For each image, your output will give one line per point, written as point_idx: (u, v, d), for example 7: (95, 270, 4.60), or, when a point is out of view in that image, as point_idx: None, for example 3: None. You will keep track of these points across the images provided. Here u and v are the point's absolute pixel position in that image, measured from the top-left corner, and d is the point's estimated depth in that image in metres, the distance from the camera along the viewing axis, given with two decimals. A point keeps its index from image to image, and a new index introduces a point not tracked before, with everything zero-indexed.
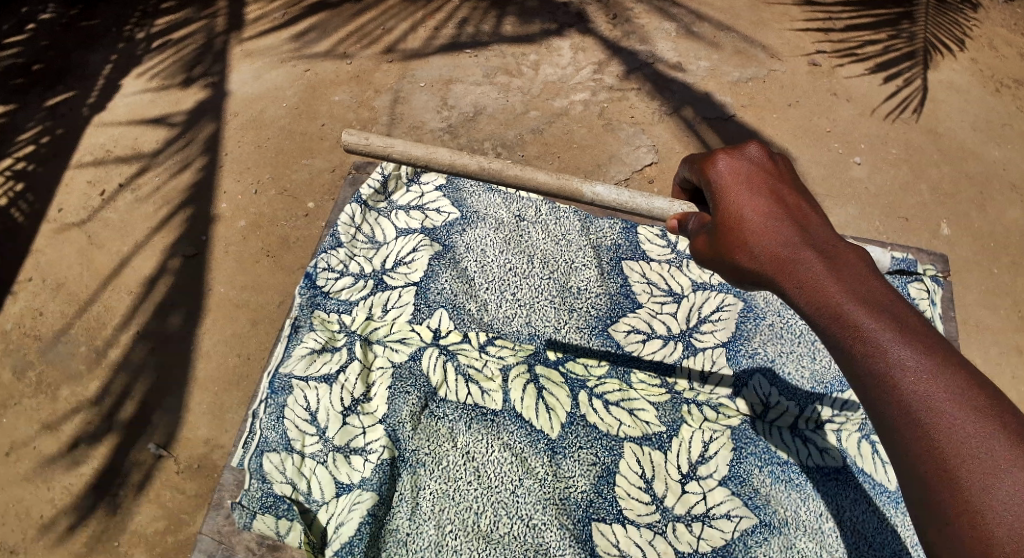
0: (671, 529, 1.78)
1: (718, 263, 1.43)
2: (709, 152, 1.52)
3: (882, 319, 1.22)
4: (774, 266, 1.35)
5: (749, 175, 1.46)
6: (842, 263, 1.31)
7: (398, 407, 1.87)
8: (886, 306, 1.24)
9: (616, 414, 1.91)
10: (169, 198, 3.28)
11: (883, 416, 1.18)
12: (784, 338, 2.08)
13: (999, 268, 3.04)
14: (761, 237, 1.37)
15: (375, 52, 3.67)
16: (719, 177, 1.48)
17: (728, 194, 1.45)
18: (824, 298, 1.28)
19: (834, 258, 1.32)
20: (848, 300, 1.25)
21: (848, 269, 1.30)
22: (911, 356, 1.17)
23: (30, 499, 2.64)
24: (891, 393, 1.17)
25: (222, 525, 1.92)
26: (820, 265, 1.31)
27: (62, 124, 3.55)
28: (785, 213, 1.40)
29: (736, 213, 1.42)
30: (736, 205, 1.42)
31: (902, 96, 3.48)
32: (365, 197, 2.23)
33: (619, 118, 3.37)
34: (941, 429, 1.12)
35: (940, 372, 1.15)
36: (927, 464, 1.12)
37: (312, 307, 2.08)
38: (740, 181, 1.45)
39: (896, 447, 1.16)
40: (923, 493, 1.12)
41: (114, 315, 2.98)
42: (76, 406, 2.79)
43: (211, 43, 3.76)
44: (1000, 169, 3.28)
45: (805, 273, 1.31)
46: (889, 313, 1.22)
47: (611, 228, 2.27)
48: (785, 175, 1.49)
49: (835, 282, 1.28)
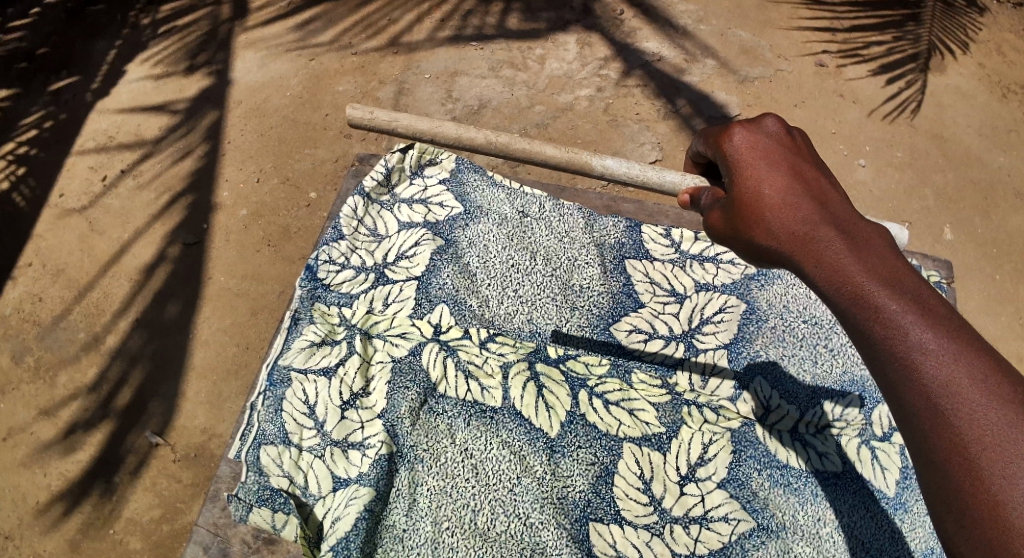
0: (668, 531, 1.78)
1: (732, 239, 1.43)
2: (725, 126, 1.51)
3: (906, 302, 1.20)
4: (793, 244, 1.34)
5: (766, 150, 1.45)
6: (863, 242, 1.30)
7: (397, 402, 1.86)
8: (909, 289, 1.23)
9: (616, 414, 1.89)
10: (171, 185, 3.26)
11: (903, 402, 1.16)
12: (787, 341, 2.06)
13: (1001, 275, 3.03)
14: (779, 213, 1.36)
15: (379, 43, 3.65)
16: (736, 151, 1.46)
17: (745, 169, 1.44)
18: (844, 280, 1.27)
19: (855, 238, 1.31)
20: (869, 281, 1.24)
21: (869, 249, 1.29)
22: (932, 339, 1.16)
23: (26, 485, 2.63)
24: (912, 378, 1.15)
25: (218, 517, 1.91)
26: (839, 244, 1.30)
27: (65, 109, 3.53)
28: (803, 190, 1.39)
29: (753, 189, 1.41)
30: (754, 181, 1.41)
31: (902, 98, 3.46)
32: (368, 190, 2.22)
33: (624, 115, 3.35)
34: (962, 414, 1.11)
35: (964, 357, 1.14)
36: (947, 449, 1.11)
37: (312, 299, 2.07)
38: (758, 156, 1.44)
39: (915, 431, 1.14)
40: (939, 479, 1.11)
41: (113, 302, 2.97)
42: (74, 393, 2.78)
43: (215, 31, 3.74)
44: (1005, 175, 3.26)
45: (824, 252, 1.30)
46: (911, 296, 1.21)
47: (615, 226, 2.25)
48: (803, 152, 1.48)
49: (855, 263, 1.27)
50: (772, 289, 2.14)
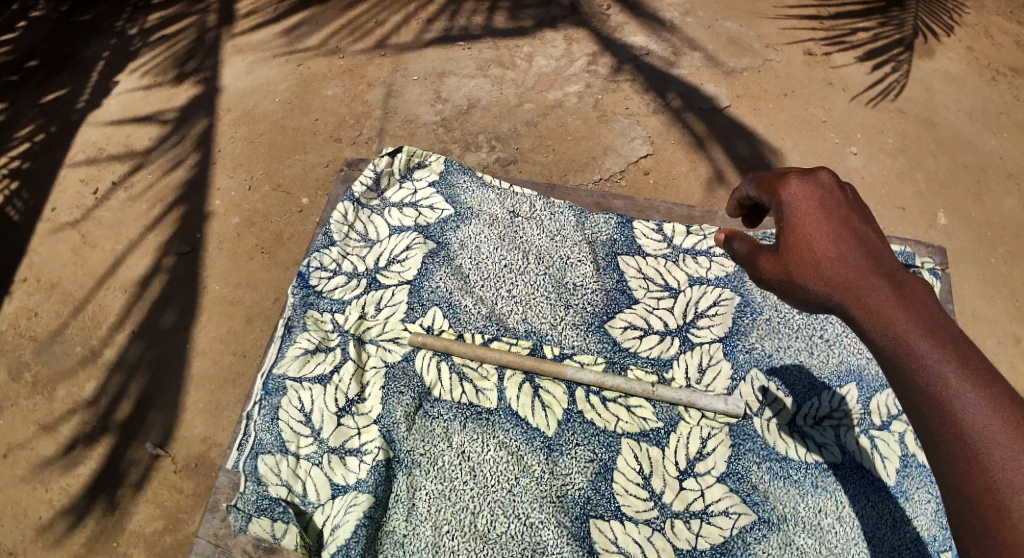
0: (670, 526, 1.79)
1: (780, 286, 1.42)
2: (780, 172, 1.50)
3: (961, 368, 1.21)
4: (845, 296, 1.34)
5: (823, 202, 1.44)
6: (914, 297, 1.30)
7: (393, 407, 1.90)
8: (960, 347, 1.23)
9: (614, 410, 1.92)
10: (163, 195, 3.24)
11: (945, 458, 1.18)
12: (781, 333, 2.02)
13: (996, 257, 3.02)
14: (831, 264, 1.37)
15: (367, 45, 3.64)
16: (792, 198, 1.45)
17: (800, 218, 1.43)
18: (894, 333, 1.27)
19: (905, 294, 1.31)
20: (920, 337, 1.25)
21: (919, 304, 1.29)
22: (979, 401, 1.18)
23: (27, 501, 2.63)
24: (958, 437, 1.17)
25: (218, 528, 1.88)
26: (890, 299, 1.30)
27: (55, 122, 3.52)
28: (855, 243, 1.39)
29: (806, 238, 1.41)
30: (807, 232, 1.41)
31: (885, 84, 3.45)
32: (357, 194, 2.22)
33: (614, 109, 3.34)
34: (1005, 477, 1.13)
35: (1011, 420, 1.16)
36: (989, 508, 1.14)
37: (305, 307, 2.06)
38: (814, 207, 1.43)
39: (954, 488, 1.17)
40: (976, 534, 1.14)
41: (108, 314, 2.95)
42: (72, 407, 2.77)
43: (202, 39, 3.73)
44: (997, 158, 3.25)
45: (874, 304, 1.31)
46: (962, 355, 1.22)
47: (607, 223, 2.20)
48: (857, 205, 1.47)
49: (906, 317, 1.27)
50: None
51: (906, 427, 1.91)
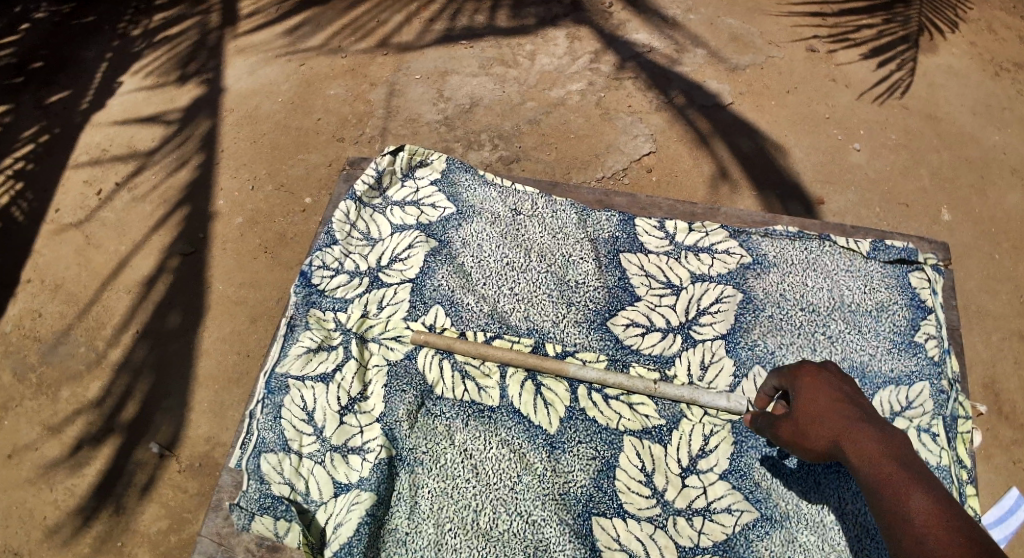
0: (672, 523, 1.80)
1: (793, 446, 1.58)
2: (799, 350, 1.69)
3: (943, 524, 1.33)
4: (848, 455, 1.49)
5: (834, 377, 1.62)
6: (907, 459, 1.44)
7: (395, 405, 1.91)
8: (945, 509, 1.35)
9: (616, 407, 1.92)
10: (166, 196, 3.25)
11: None
12: (784, 329, 2.00)
13: (1000, 253, 3.00)
14: (835, 423, 1.52)
15: (368, 45, 3.64)
16: (805, 368, 1.64)
17: (809, 383, 1.60)
18: (886, 489, 1.41)
19: (897, 455, 1.45)
20: (909, 494, 1.38)
21: (911, 465, 1.43)
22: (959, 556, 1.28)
23: (33, 501, 2.64)
24: None
25: (221, 526, 1.88)
26: (886, 459, 1.44)
27: (58, 124, 3.53)
28: (859, 407, 1.55)
29: (815, 400, 1.57)
30: (817, 396, 1.58)
31: (892, 81, 3.44)
32: (359, 193, 2.22)
33: (617, 107, 3.33)
34: None
35: None
36: None
37: (307, 305, 2.06)
38: (825, 376, 1.61)
39: None
40: None
41: (113, 315, 2.96)
42: (77, 408, 2.78)
43: (205, 40, 3.73)
44: (1000, 153, 3.24)
45: (870, 462, 1.45)
46: (946, 514, 1.34)
47: (609, 220, 2.19)
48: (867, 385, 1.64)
49: (898, 475, 1.41)
50: (769, 278, 2.07)
51: (909, 423, 1.90)
